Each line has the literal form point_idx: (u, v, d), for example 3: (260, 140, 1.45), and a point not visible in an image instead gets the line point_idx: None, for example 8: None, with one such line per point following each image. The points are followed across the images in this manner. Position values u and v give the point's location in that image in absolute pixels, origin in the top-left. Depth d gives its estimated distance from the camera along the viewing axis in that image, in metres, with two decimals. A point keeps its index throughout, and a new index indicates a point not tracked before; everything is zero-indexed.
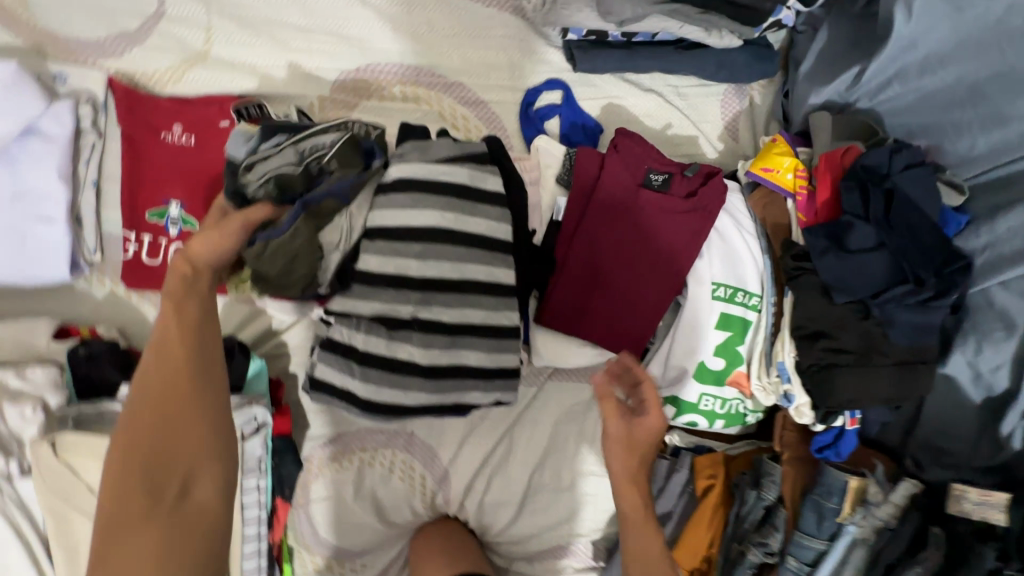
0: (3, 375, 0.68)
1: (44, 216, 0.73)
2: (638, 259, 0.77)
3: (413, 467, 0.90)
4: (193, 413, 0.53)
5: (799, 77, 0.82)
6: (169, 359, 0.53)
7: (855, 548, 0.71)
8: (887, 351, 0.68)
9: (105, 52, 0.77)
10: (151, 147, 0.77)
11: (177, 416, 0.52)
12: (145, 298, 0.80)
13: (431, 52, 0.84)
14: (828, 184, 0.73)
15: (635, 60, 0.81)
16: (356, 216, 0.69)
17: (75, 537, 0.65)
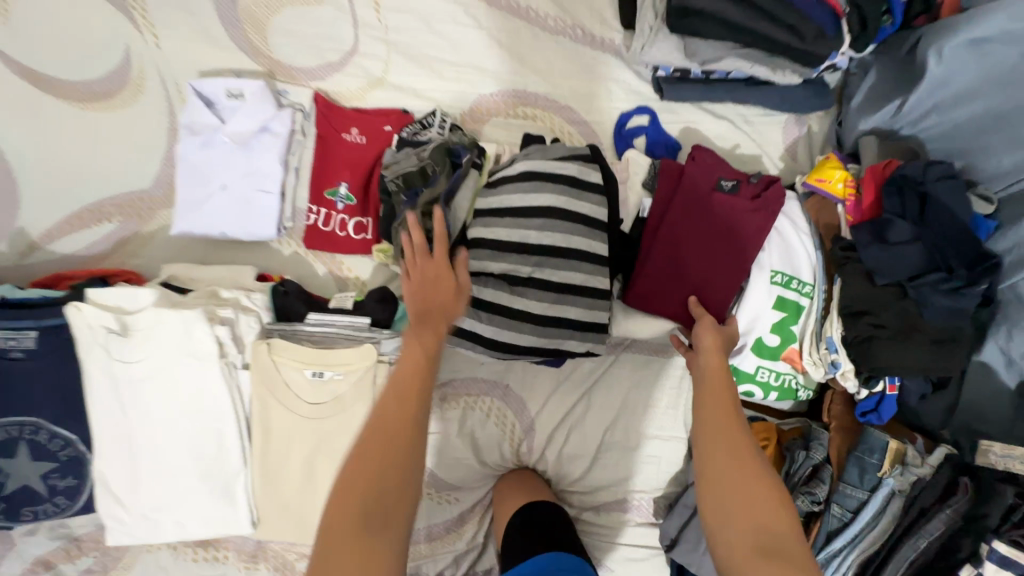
0: (237, 295, 0.90)
1: (263, 190, 1.00)
2: (712, 245, 0.93)
3: (506, 415, 1.08)
4: (417, 451, 0.63)
5: (852, 109, 0.98)
6: (408, 392, 0.65)
7: (893, 498, 0.83)
8: (925, 329, 0.82)
9: (314, 76, 1.05)
10: (337, 144, 1.03)
11: (405, 438, 0.62)
12: (318, 257, 1.05)
13: (547, 82, 1.07)
14: (873, 192, 0.88)
15: (712, 92, 1.02)
16: (491, 199, 0.91)
17: (270, 419, 0.89)
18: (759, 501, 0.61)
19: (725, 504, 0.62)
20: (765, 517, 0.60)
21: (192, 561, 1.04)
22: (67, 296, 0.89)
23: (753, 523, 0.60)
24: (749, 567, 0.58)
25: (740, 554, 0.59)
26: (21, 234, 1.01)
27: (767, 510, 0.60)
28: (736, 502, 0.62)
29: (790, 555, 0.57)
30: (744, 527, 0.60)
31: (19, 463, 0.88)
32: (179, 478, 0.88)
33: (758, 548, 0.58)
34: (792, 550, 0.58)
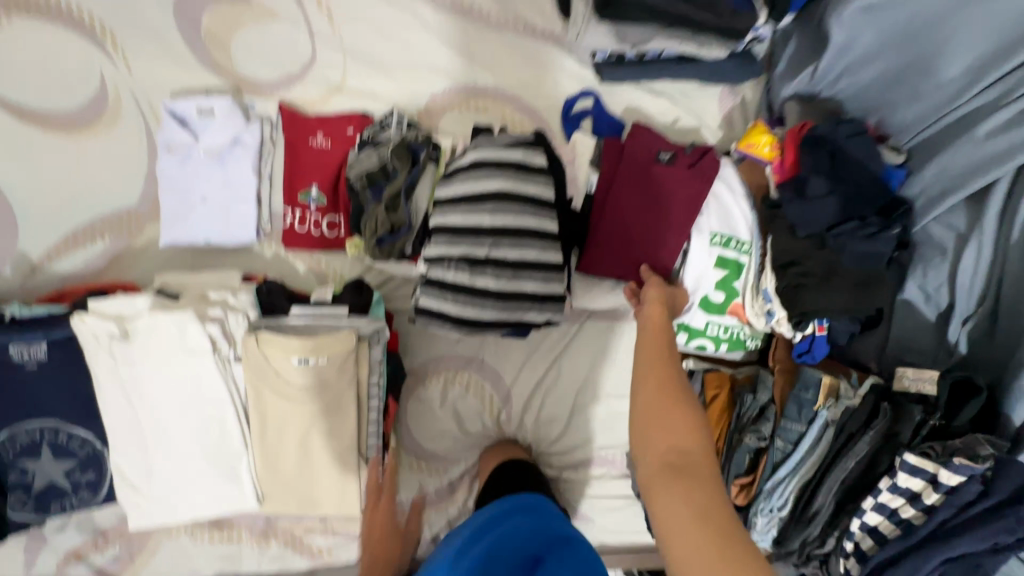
0: (224, 296, 0.99)
1: (241, 199, 1.09)
2: (654, 212, 1.00)
3: (484, 387, 1.17)
4: None
5: (777, 76, 1.07)
6: None
7: (827, 428, 0.92)
8: (845, 274, 0.90)
9: (279, 87, 1.13)
10: (305, 149, 1.11)
11: None
12: (297, 256, 1.14)
13: (496, 74, 1.15)
14: (793, 152, 0.97)
15: (647, 71, 1.09)
16: (447, 189, 0.99)
17: (264, 405, 0.98)
18: (678, 426, 0.68)
19: (649, 429, 0.69)
20: (680, 441, 0.67)
21: (209, 542, 1.14)
22: (71, 309, 0.98)
23: (669, 445, 0.67)
24: (659, 481, 0.64)
25: (653, 470, 0.66)
26: (22, 257, 1.10)
27: (683, 434, 0.67)
28: (657, 428, 0.68)
29: (696, 470, 0.64)
30: (661, 448, 0.67)
31: (43, 463, 0.98)
32: (189, 464, 0.98)
33: (668, 464, 0.65)
34: (699, 467, 0.64)
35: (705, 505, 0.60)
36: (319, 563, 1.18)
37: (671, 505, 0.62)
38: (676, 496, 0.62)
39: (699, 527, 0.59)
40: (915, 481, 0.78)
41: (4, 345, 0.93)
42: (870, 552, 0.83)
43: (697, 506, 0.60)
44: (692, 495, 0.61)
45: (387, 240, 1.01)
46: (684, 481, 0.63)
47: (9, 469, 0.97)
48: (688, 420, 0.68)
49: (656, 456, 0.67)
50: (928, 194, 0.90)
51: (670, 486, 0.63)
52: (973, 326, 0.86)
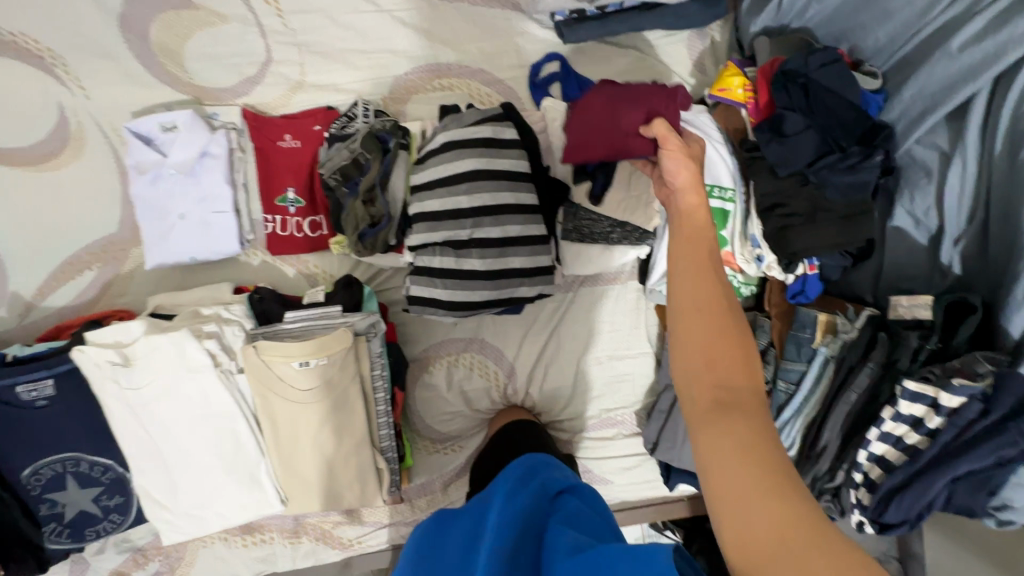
0: (217, 310, 1.00)
1: (218, 212, 1.08)
2: (633, 99, 0.90)
3: (487, 365, 1.19)
4: None
5: (743, 14, 1.05)
6: None
7: (828, 364, 0.92)
8: (830, 208, 0.90)
9: (239, 93, 1.11)
10: (275, 152, 1.09)
11: None
12: (284, 261, 1.13)
13: (457, 50, 1.12)
14: (766, 91, 0.95)
15: (610, 25, 1.06)
16: (421, 174, 0.97)
17: (274, 411, 1.00)
18: (724, 359, 0.55)
19: (690, 365, 0.57)
20: (727, 374, 0.55)
21: (244, 546, 1.19)
22: (71, 342, 0.99)
23: (715, 380, 0.55)
24: (702, 423, 0.53)
25: (695, 409, 0.54)
26: (15, 297, 1.10)
27: (732, 367, 0.55)
28: (700, 361, 0.56)
29: (747, 409, 0.52)
30: (705, 384, 0.55)
31: (71, 492, 1.01)
32: (210, 476, 1.00)
33: (714, 401, 0.53)
34: (750, 404, 0.53)
35: (755, 447, 0.49)
36: (352, 553, 1.22)
37: (715, 448, 0.50)
38: (721, 438, 0.51)
39: (747, 470, 0.48)
40: (917, 407, 0.78)
41: (10, 386, 0.94)
42: (879, 481, 0.83)
43: (745, 447, 0.49)
44: (740, 435, 0.50)
45: (369, 233, 1.00)
46: (731, 420, 0.51)
47: (39, 504, 1.00)
48: (736, 351, 0.56)
49: (699, 393, 0.55)
50: (908, 116, 0.88)
51: (714, 426, 0.52)
52: (966, 244, 0.85)
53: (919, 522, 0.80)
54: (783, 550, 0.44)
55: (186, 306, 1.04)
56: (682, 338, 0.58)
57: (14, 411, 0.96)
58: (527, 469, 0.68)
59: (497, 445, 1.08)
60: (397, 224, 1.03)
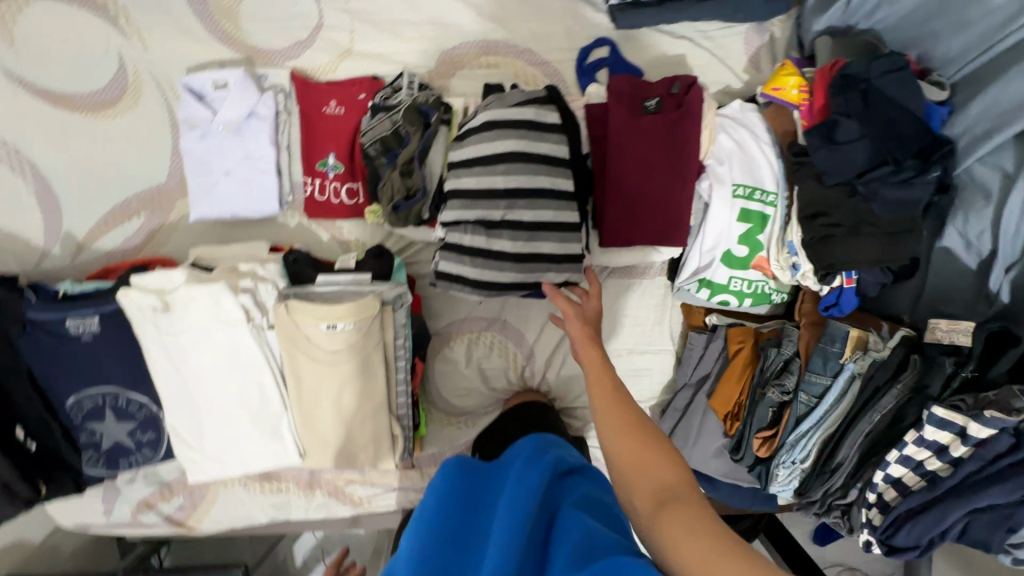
0: (253, 267, 1.03)
1: (261, 171, 1.11)
2: (659, 169, 0.98)
3: (507, 346, 1.20)
4: None
5: (806, 10, 1.01)
6: None
7: (854, 381, 0.90)
8: (875, 223, 0.87)
9: (289, 56, 1.13)
10: (319, 118, 1.11)
11: None
12: (320, 225, 1.17)
13: (506, 28, 1.11)
14: (822, 94, 0.92)
15: (665, 13, 1.03)
16: (460, 151, 0.97)
17: (299, 369, 1.03)
18: (647, 457, 0.59)
19: (626, 473, 0.60)
20: (654, 470, 0.58)
21: (261, 492, 1.26)
22: (116, 285, 1.05)
23: (648, 478, 0.58)
24: (655, 523, 0.54)
25: (645, 514, 0.55)
26: (69, 237, 1.17)
27: (662, 465, 0.58)
28: (638, 463, 0.59)
29: (688, 499, 0.54)
30: (643, 488, 0.57)
31: (108, 424, 1.07)
32: (233, 424, 1.05)
33: (658, 498, 0.55)
34: (690, 495, 0.55)
35: (705, 525, 0.51)
36: (360, 512, 1.28)
37: (674, 537, 0.51)
38: (675, 530, 0.51)
39: (701, 545, 0.49)
40: (942, 434, 0.75)
41: (60, 320, 1.01)
42: (893, 504, 0.81)
43: (690, 523, 0.51)
44: (690, 520, 0.52)
45: (403, 205, 1.02)
46: (671, 507, 0.53)
47: (79, 431, 1.08)
48: (661, 450, 0.60)
49: (641, 494, 0.57)
50: (972, 133, 0.84)
51: (666, 521, 0.53)
52: (1018, 272, 0.80)
53: (929, 550, 0.79)
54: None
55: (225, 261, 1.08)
56: (611, 458, 0.62)
57: (63, 344, 1.02)
58: (533, 446, 0.62)
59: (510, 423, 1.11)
60: (431, 199, 1.04)
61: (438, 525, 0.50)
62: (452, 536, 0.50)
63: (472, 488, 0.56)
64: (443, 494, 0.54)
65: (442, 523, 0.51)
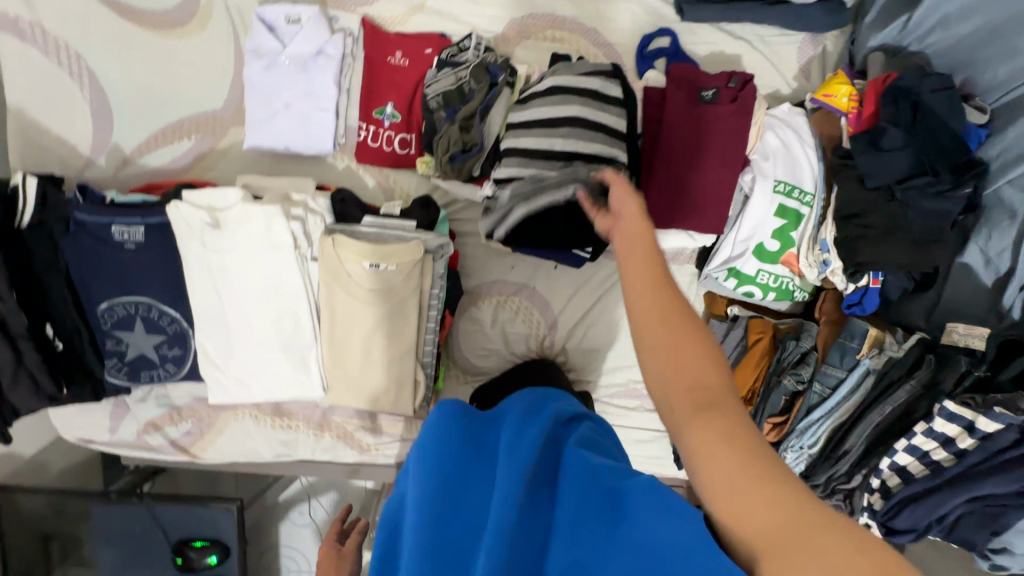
0: (304, 198, 1.05)
1: (321, 109, 1.14)
2: (708, 155, 1.03)
3: (532, 313, 1.24)
4: None
5: (864, 27, 1.07)
6: None
7: (868, 376, 0.96)
8: (908, 229, 0.92)
9: (362, 2, 1.16)
10: (383, 66, 1.14)
11: None
12: (367, 171, 1.19)
13: (576, 6, 1.15)
14: (873, 103, 0.97)
15: (731, 11, 1.08)
16: (523, 113, 1.02)
17: (334, 304, 1.05)
18: (692, 355, 0.47)
19: (658, 366, 0.48)
20: (696, 368, 0.47)
21: (271, 427, 1.28)
22: (164, 198, 1.06)
23: (689, 377, 0.46)
24: (685, 429, 0.44)
25: (675, 416, 0.45)
26: (116, 149, 1.18)
27: (705, 363, 0.47)
28: (672, 359, 0.47)
29: (731, 412, 0.44)
30: (678, 387, 0.46)
31: (136, 335, 1.08)
32: (263, 347, 1.07)
33: (695, 402, 0.45)
34: (734, 408, 0.45)
35: (747, 446, 0.41)
36: (365, 459, 1.29)
37: (708, 454, 0.42)
38: (710, 442, 0.42)
39: (739, 472, 0.40)
40: (951, 427, 0.81)
41: (106, 224, 1.02)
42: (895, 490, 0.87)
43: (732, 441, 0.42)
44: (730, 437, 0.42)
45: (459, 157, 1.05)
46: (712, 418, 0.43)
47: (105, 338, 1.08)
48: (704, 346, 0.48)
49: (674, 394, 0.46)
50: (1006, 157, 0.90)
51: (700, 433, 0.43)
52: None
53: (925, 535, 0.85)
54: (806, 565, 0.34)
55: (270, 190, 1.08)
56: (643, 345, 0.50)
57: (105, 248, 1.03)
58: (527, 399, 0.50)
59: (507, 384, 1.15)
60: (485, 156, 1.07)
61: (430, 501, 0.38)
62: (445, 513, 0.38)
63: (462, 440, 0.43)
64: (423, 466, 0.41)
65: (433, 500, 0.38)
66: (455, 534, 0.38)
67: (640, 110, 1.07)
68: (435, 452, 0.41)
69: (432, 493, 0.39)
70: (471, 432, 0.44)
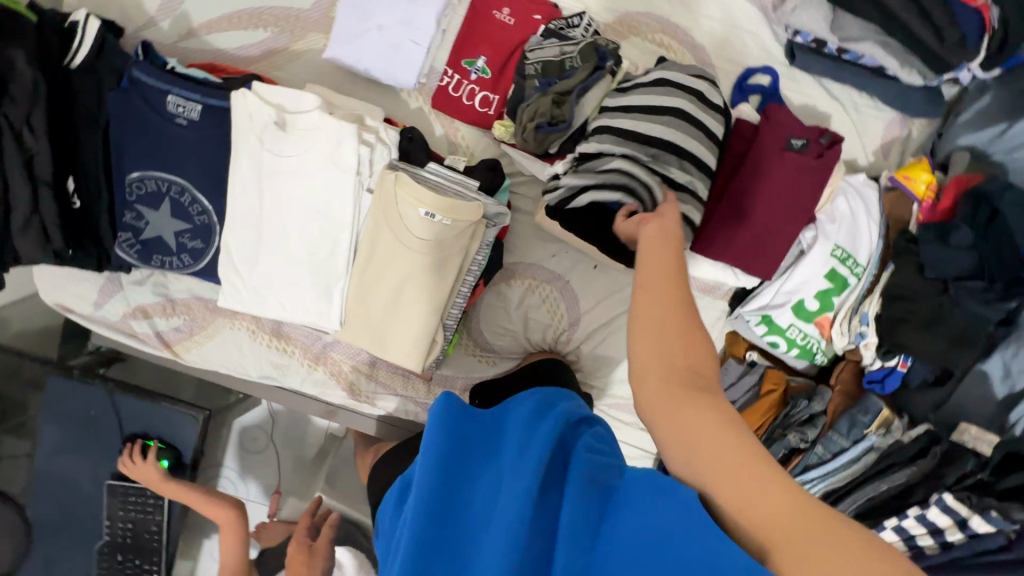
0: (378, 126, 1.00)
1: (412, 41, 1.08)
2: (780, 201, 1.02)
3: (559, 305, 1.21)
4: None
5: (957, 124, 1.09)
6: None
7: (869, 452, 1.00)
8: (948, 324, 0.95)
9: None
10: (487, 18, 1.10)
11: None
12: (438, 118, 1.15)
13: (690, 17, 1.14)
14: (950, 200, 1.02)
15: (839, 70, 1.09)
16: (622, 99, 1.00)
17: (375, 241, 1.01)
18: (695, 345, 0.55)
19: (661, 348, 0.54)
20: (695, 358, 0.54)
21: (266, 345, 1.23)
22: (227, 83, 0.99)
23: (688, 362, 0.53)
24: (685, 406, 0.50)
25: (673, 393, 0.51)
26: (184, 17, 1.10)
27: (695, 345, 0.54)
28: (670, 340, 0.54)
29: (716, 393, 0.52)
30: (677, 367, 0.53)
31: (160, 215, 1.02)
32: (295, 266, 1.03)
33: (685, 380, 0.52)
34: (718, 392, 0.52)
35: (738, 423, 0.49)
36: (351, 403, 1.26)
37: (709, 428, 0.48)
38: (708, 418, 0.49)
39: (737, 446, 0.46)
40: (943, 518, 0.83)
41: (163, 92, 0.95)
42: None
43: (729, 420, 0.48)
44: (724, 416, 0.49)
45: (544, 128, 1.03)
46: (708, 399, 0.50)
47: (124, 209, 1.02)
48: (701, 339, 0.55)
49: (672, 373, 0.52)
50: None
51: (695, 409, 0.49)
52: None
53: None
54: (790, 520, 0.42)
55: (338, 106, 1.02)
56: (646, 332, 0.55)
57: (155, 116, 0.96)
58: (538, 398, 0.54)
59: (514, 381, 1.14)
60: (565, 137, 1.05)
61: (432, 500, 0.43)
62: (448, 506, 0.44)
63: (467, 440, 0.49)
64: (433, 463, 0.45)
65: (436, 493, 0.44)
66: (462, 526, 0.44)
67: (726, 139, 1.07)
68: (443, 450, 0.46)
69: (436, 490, 0.44)
70: (472, 429, 0.50)
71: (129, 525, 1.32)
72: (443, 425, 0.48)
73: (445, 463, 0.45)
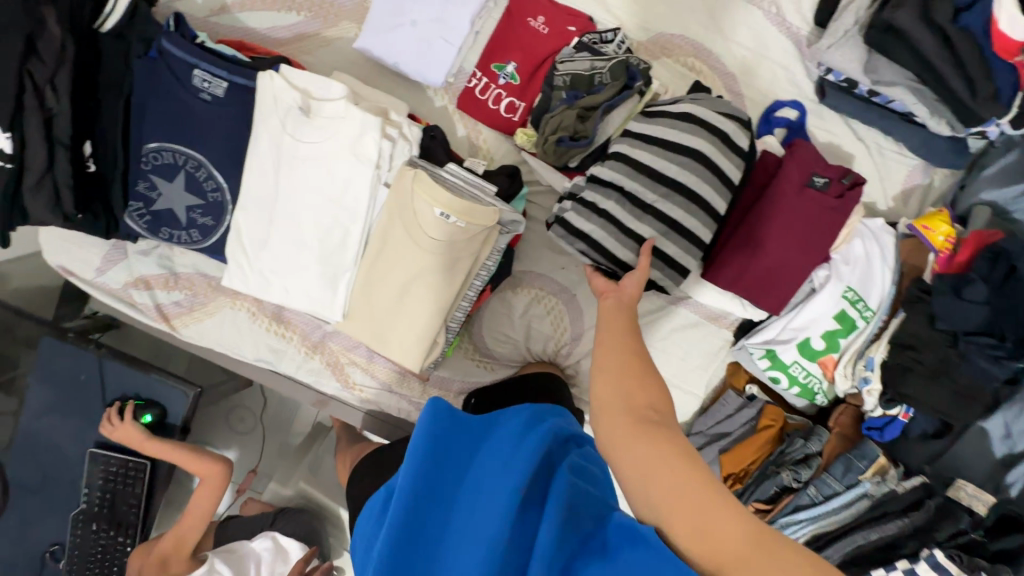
0: (401, 121, 0.99)
1: (443, 39, 1.07)
2: (793, 240, 1.01)
3: (563, 319, 1.19)
4: None
5: (980, 178, 1.09)
6: None
7: (862, 498, 0.98)
8: (953, 378, 0.95)
9: None
10: (521, 25, 1.09)
11: None
12: (462, 119, 1.15)
13: (724, 44, 1.13)
14: (968, 253, 1.01)
15: (867, 112, 1.09)
16: (646, 124, 0.99)
17: (383, 237, 1.01)
18: (651, 385, 0.60)
19: (618, 392, 0.59)
20: (650, 397, 0.58)
21: (264, 329, 1.21)
22: (254, 62, 0.98)
23: (644, 401, 0.58)
24: (643, 444, 0.53)
25: (630, 433, 0.55)
26: None
27: (651, 385, 0.60)
28: (630, 383, 0.60)
29: (672, 425, 0.56)
30: (634, 407, 0.58)
31: (173, 188, 1.01)
32: (303, 252, 1.02)
33: (643, 418, 0.56)
34: (676, 426, 0.56)
35: (694, 456, 0.52)
36: (345, 395, 1.24)
37: (665, 464, 0.51)
38: (664, 454, 0.52)
39: (691, 480, 0.50)
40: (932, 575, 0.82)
41: (190, 65, 0.94)
42: None
43: (683, 454, 0.52)
44: (679, 450, 0.52)
45: (565, 142, 1.02)
46: (663, 435, 0.54)
47: (139, 178, 1.01)
48: (654, 380, 0.60)
49: (629, 414, 0.57)
50: None
51: (652, 446, 0.53)
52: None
53: None
54: (752, 549, 0.45)
55: (364, 97, 1.01)
56: (606, 379, 0.61)
57: (180, 88, 0.95)
58: (529, 412, 0.54)
59: (510, 389, 1.13)
60: (586, 154, 1.05)
61: (413, 505, 0.42)
62: (429, 512, 0.43)
63: (455, 445, 0.47)
64: (419, 467, 0.44)
65: (417, 498, 0.42)
66: (439, 535, 0.43)
67: (749, 171, 1.06)
68: (429, 453, 0.44)
69: (417, 494, 0.42)
70: (460, 433, 0.48)
71: (107, 496, 1.28)
72: (433, 424, 0.46)
73: (430, 465, 0.44)
